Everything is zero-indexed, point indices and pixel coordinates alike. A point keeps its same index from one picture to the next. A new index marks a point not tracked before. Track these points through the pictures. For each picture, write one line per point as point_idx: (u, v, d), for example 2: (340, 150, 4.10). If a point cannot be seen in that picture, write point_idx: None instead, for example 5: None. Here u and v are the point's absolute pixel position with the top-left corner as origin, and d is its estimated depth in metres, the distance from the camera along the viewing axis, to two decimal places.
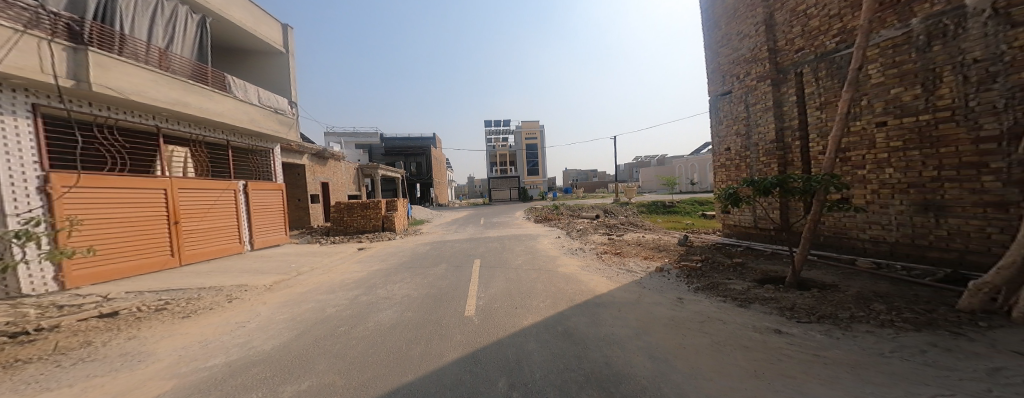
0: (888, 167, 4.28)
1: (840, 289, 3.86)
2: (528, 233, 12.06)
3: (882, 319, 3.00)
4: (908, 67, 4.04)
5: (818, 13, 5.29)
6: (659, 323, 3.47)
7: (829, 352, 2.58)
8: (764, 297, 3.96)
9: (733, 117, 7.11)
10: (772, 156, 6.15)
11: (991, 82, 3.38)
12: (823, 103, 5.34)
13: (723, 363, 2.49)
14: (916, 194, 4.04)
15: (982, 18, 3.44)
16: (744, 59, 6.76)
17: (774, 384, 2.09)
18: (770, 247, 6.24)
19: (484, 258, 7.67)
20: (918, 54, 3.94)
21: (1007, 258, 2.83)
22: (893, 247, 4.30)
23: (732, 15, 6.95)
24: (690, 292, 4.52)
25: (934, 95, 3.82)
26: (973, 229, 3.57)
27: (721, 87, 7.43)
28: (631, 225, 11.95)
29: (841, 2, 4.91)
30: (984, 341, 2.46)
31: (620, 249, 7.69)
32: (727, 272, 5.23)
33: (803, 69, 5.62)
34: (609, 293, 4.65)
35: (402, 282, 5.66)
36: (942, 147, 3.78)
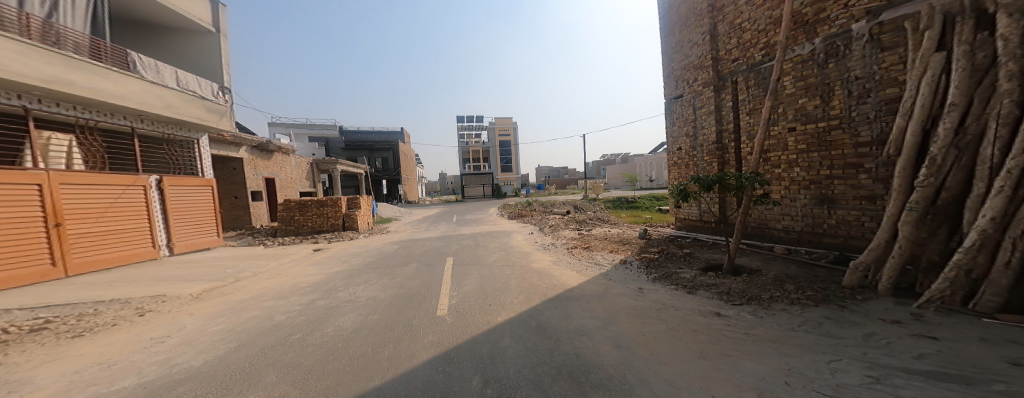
0: (794, 166, 4.98)
1: (763, 273, 4.40)
2: (500, 229, 11.99)
3: (791, 298, 3.47)
4: (812, 80, 4.68)
5: (750, 27, 5.92)
6: (616, 313, 3.67)
7: (756, 330, 2.92)
8: (705, 284, 4.36)
9: (684, 119, 7.68)
10: (713, 156, 6.79)
11: (867, 96, 4.04)
12: (750, 110, 6.03)
13: (674, 347, 2.71)
14: (815, 189, 4.72)
15: (862, 41, 4.09)
16: (693, 66, 7.32)
17: (716, 362, 2.33)
18: (714, 238, 6.90)
19: (456, 256, 7.47)
20: (819, 70, 4.59)
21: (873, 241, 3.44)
22: (800, 235, 4.99)
23: (684, 24, 7.46)
24: (649, 282, 4.86)
25: (829, 105, 4.47)
26: (853, 219, 4.27)
27: (674, 90, 7.98)
28: (598, 220, 12.43)
29: (768, 19, 5.56)
30: (858, 310, 2.97)
31: (588, 244, 7.98)
32: (679, 262, 5.71)
33: (737, 78, 6.27)
34: (578, 286, 4.84)
35: (364, 284, 5.31)
36: (833, 150, 4.46)
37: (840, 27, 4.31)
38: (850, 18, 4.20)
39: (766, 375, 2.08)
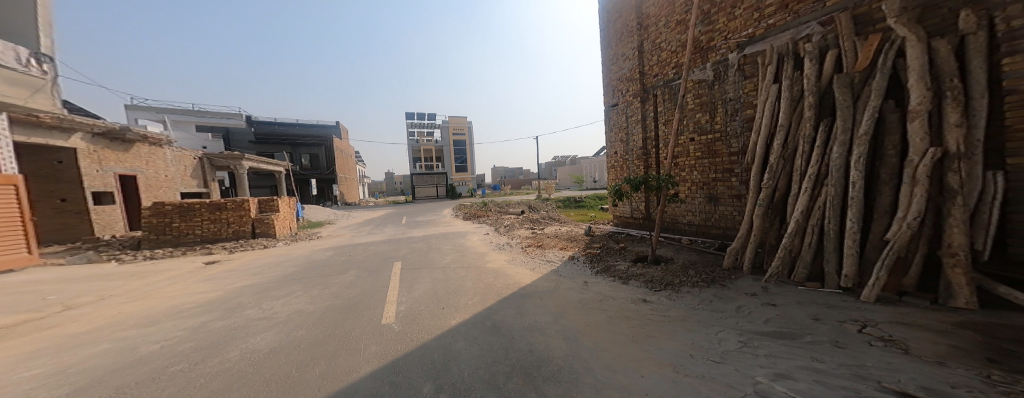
0: (691, 170, 5.96)
1: (672, 261, 5.15)
2: (451, 230, 11.45)
3: (691, 281, 4.09)
4: (705, 98, 5.66)
5: (665, 47, 6.75)
6: (559, 305, 3.90)
7: (670, 311, 3.41)
8: (633, 275, 4.86)
9: (618, 126, 8.35)
10: (641, 160, 7.56)
11: (735, 115, 5.15)
12: (665, 121, 6.94)
13: (612, 334, 3.09)
14: (705, 190, 5.71)
15: (733, 70, 5.15)
16: (625, 78, 7.92)
17: (644, 344, 2.86)
18: (643, 233, 7.65)
19: (406, 259, 6.89)
20: (710, 89, 5.56)
21: (743, 232, 4.29)
22: (694, 228, 6.02)
23: (618, 38, 8.00)
24: (593, 275, 5.20)
25: (713, 120, 5.53)
26: (728, 213, 5.36)
27: (612, 99, 8.54)
28: (548, 219, 12.77)
29: (678, 41, 6.46)
30: (737, 290, 3.65)
31: (541, 242, 8.15)
32: (616, 255, 6.25)
33: (657, 92, 7.08)
34: (531, 283, 4.89)
35: (284, 297, 4.54)
36: (715, 157, 5.52)
37: (724, 56, 5.33)
38: (727, 50, 5.26)
39: (679, 355, 2.67)
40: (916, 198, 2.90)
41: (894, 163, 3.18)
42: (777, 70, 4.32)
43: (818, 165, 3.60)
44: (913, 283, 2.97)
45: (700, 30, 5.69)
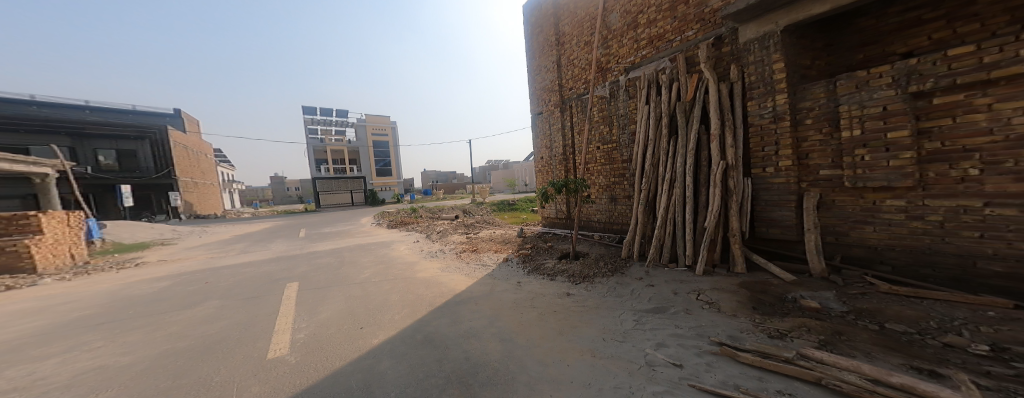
0: (598, 175, 6.93)
1: (586, 255, 6.02)
2: (375, 241, 10.33)
3: (603, 272, 5.05)
4: (606, 112, 6.58)
5: (577, 64, 7.48)
6: (486, 304, 4.10)
7: (588, 301, 4.18)
8: (554, 270, 5.46)
9: (542, 133, 8.84)
10: (563, 165, 8.18)
11: (624, 129, 6.20)
12: (578, 130, 7.66)
13: (542, 329, 3.36)
14: (607, 192, 6.77)
15: (622, 90, 6.22)
16: (547, 89, 8.47)
17: (569, 334, 3.26)
18: (570, 232, 8.06)
19: (316, 278, 5.96)
20: (609, 104, 6.52)
21: (634, 229, 5.47)
22: (599, 224, 7.08)
23: (539, 51, 8.52)
24: (526, 275, 5.45)
25: (610, 132, 6.55)
26: (621, 209, 6.50)
27: (537, 107, 8.90)
28: (481, 223, 12.60)
29: (583, 60, 7.29)
30: (631, 276, 4.74)
31: (476, 246, 8.02)
32: (546, 254, 6.57)
33: (573, 104, 7.73)
34: (467, 289, 4.79)
35: (98, 346, 3.33)
36: (612, 163, 6.60)
37: (617, 77, 6.35)
38: (618, 72, 6.30)
39: (596, 339, 3.17)
40: (715, 197, 4.28)
41: (706, 170, 4.49)
42: (648, 92, 5.46)
43: (674, 170, 4.88)
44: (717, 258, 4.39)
45: (600, 52, 6.61)
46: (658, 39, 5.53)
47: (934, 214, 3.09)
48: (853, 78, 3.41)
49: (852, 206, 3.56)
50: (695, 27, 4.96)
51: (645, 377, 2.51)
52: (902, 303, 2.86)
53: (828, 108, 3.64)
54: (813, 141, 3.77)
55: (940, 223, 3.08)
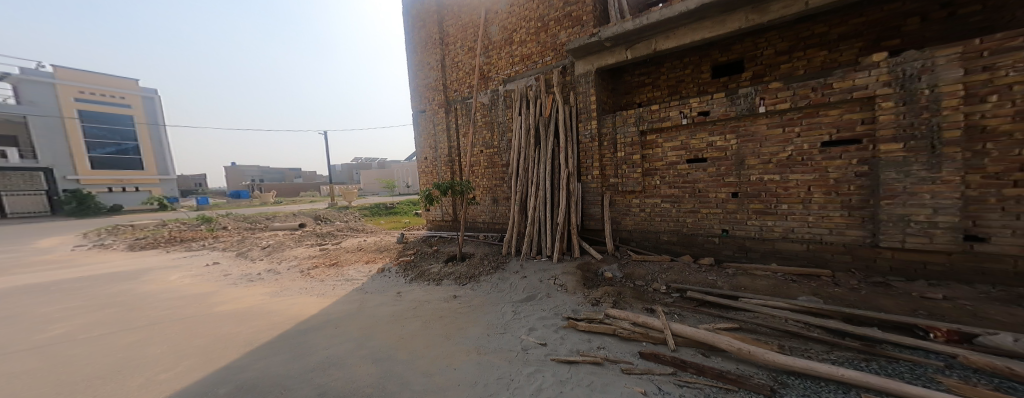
0: (482, 178, 7.25)
1: (472, 255, 6.25)
2: (92, 280, 6.40)
3: (486, 269, 5.38)
4: (488, 118, 6.98)
5: (461, 67, 7.60)
6: (359, 323, 3.68)
7: (469, 299, 4.40)
8: (435, 274, 5.43)
9: (426, 132, 8.49)
10: (448, 167, 8.12)
11: (504, 136, 6.73)
12: (462, 133, 7.80)
13: (427, 338, 3.26)
14: (490, 193, 7.17)
15: (503, 98, 6.69)
16: (430, 86, 8.21)
17: (454, 337, 3.27)
18: (457, 234, 8.02)
19: (36, 331, 3.80)
20: (490, 111, 6.91)
21: (513, 228, 6.03)
22: (481, 224, 7.44)
23: (422, 46, 8.15)
24: (406, 284, 5.18)
25: (492, 138, 6.96)
26: (501, 208, 7.02)
27: (419, 104, 8.53)
28: (343, 232, 10.79)
29: (468, 65, 7.48)
30: (505, 270, 5.32)
31: (328, 261, 6.94)
32: (430, 258, 6.39)
33: (457, 106, 7.82)
34: (320, 313, 4.09)
35: None
36: (494, 167, 7.03)
37: (496, 86, 6.81)
38: (497, 82, 6.77)
39: (485, 338, 3.27)
40: (563, 197, 5.46)
41: (558, 176, 5.64)
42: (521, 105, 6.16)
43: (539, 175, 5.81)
44: (565, 248, 5.51)
45: (483, 60, 6.94)
46: (526, 58, 6.28)
47: (648, 207, 5.13)
48: (617, 117, 5.19)
49: (622, 203, 5.36)
50: (550, 55, 5.92)
51: (521, 362, 2.82)
52: (638, 266, 4.77)
53: (612, 136, 5.28)
54: (607, 157, 5.36)
55: (648, 212, 5.15)
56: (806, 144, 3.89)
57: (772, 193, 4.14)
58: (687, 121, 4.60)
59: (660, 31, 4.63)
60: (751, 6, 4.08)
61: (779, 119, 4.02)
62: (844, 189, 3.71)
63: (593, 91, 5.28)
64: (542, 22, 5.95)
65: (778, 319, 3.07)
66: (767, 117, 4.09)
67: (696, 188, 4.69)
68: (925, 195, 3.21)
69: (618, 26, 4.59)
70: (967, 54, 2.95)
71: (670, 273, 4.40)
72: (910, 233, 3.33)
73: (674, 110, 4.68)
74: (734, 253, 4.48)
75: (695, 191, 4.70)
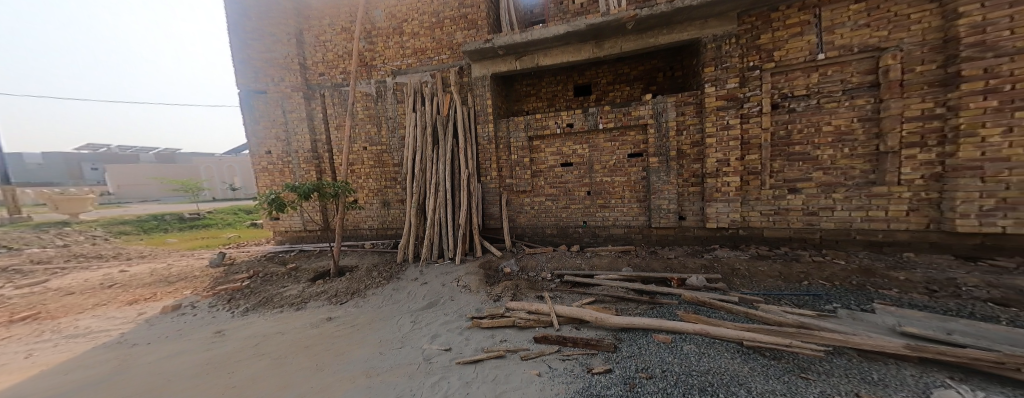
0: (367, 178, 6.43)
1: (357, 267, 5.49)
2: None
3: (376, 282, 4.82)
4: (372, 112, 6.26)
5: (332, 49, 6.54)
6: (140, 390, 2.60)
7: (343, 319, 3.85)
8: (294, 298, 4.49)
9: (271, 119, 6.82)
10: (310, 164, 6.79)
11: (395, 133, 6.19)
12: (336, 126, 6.71)
13: (286, 376, 2.68)
14: (381, 196, 6.44)
15: (392, 91, 6.12)
16: (277, 63, 6.63)
17: (323, 367, 2.80)
18: (318, 247, 6.82)
19: None
20: (376, 104, 6.23)
21: (409, 235, 5.59)
22: (370, 230, 6.61)
23: (263, 11, 6.48)
24: (238, 317, 4.06)
25: (381, 134, 6.27)
26: (397, 211, 6.41)
27: (257, 83, 6.75)
28: (72, 267, 6.68)
29: (344, 48, 6.47)
30: (397, 276, 5.00)
31: (71, 306, 4.54)
32: (281, 280, 5.20)
33: (325, 92, 6.68)
34: (60, 386, 2.70)
35: None
36: (385, 166, 6.34)
37: (384, 77, 6.17)
38: (385, 73, 6.14)
39: (365, 358, 2.93)
40: (462, 198, 5.49)
41: (456, 177, 5.64)
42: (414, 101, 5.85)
43: (437, 175, 5.64)
44: (467, 248, 5.55)
45: (363, 45, 6.14)
46: (421, 53, 5.94)
47: (535, 205, 5.70)
48: (510, 122, 5.56)
49: (519, 203, 5.77)
50: (447, 53, 5.81)
51: (424, 373, 2.68)
52: (530, 258, 5.25)
53: (505, 139, 5.63)
54: (503, 159, 5.68)
55: (540, 210, 5.70)
56: (620, 155, 5.22)
57: (607, 191, 5.33)
58: (564, 130, 5.34)
59: (542, 48, 5.23)
60: (594, 42, 5.12)
61: (608, 134, 5.23)
62: (637, 188, 5.21)
63: (490, 95, 5.52)
64: (436, 18, 5.75)
65: (616, 288, 4.17)
66: (604, 133, 5.24)
67: (565, 188, 5.52)
68: (664, 191, 5.01)
69: (508, 36, 4.90)
70: (678, 103, 4.85)
71: (552, 261, 5.05)
72: (660, 216, 5.09)
73: (545, 120, 5.38)
74: (590, 239, 5.53)
75: (566, 191, 5.53)
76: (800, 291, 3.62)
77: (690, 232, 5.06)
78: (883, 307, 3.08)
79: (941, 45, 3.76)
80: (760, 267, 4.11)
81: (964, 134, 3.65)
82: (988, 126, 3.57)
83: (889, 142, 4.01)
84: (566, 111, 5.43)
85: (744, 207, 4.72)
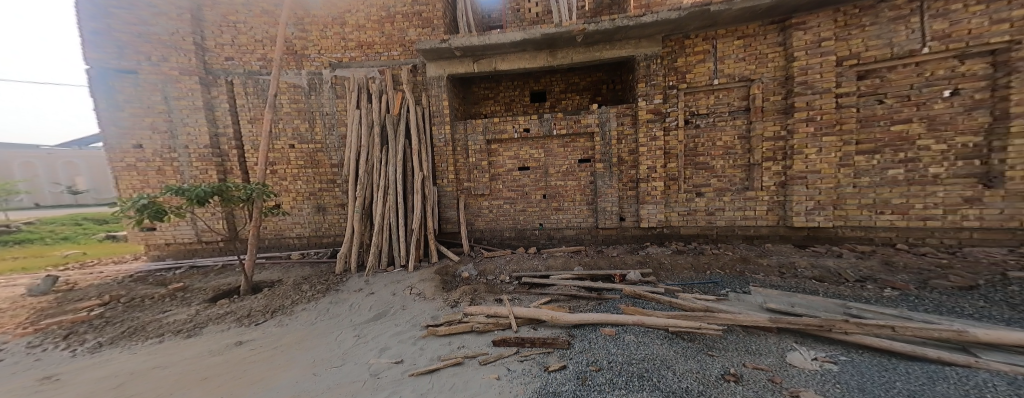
0: (296, 180, 5.74)
1: (282, 281, 4.90)
2: None
3: (308, 296, 4.40)
4: (302, 105, 5.63)
5: (245, 32, 5.74)
6: None
7: (256, 341, 3.41)
8: (180, 324, 3.79)
9: (145, 106, 5.63)
10: (209, 162, 5.80)
11: (332, 130, 5.69)
12: (254, 119, 5.89)
13: None
14: (314, 200, 5.82)
15: (327, 85, 5.59)
16: (159, 40, 5.54)
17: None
18: (220, 260, 5.93)
19: None
20: (306, 98, 5.60)
21: (354, 242, 5.20)
22: (303, 240, 5.93)
23: None
24: (93, 353, 3.29)
25: (314, 131, 5.69)
26: (338, 216, 5.84)
27: (124, 61, 5.51)
28: None
29: (264, 33, 5.73)
30: (334, 288, 4.68)
31: None
32: (163, 304, 4.35)
33: (233, 79, 5.80)
34: None
35: None
36: (320, 167, 5.76)
37: (318, 69, 5.58)
38: (320, 64, 5.56)
39: (290, 381, 2.66)
40: (417, 202, 5.26)
41: (410, 179, 5.37)
42: (359, 96, 5.42)
43: (387, 177, 5.30)
44: (422, 254, 5.38)
45: (292, 31, 5.49)
46: (366, 47, 5.53)
47: (495, 208, 5.70)
48: (468, 125, 5.50)
49: (479, 207, 5.73)
50: (398, 50, 5.52)
51: (372, 389, 2.54)
52: (489, 261, 5.21)
53: (465, 142, 5.56)
54: (460, 162, 5.60)
55: (497, 213, 5.72)
56: (572, 160, 5.51)
57: (564, 194, 5.57)
58: (522, 135, 5.44)
59: (499, 53, 5.27)
60: (548, 51, 5.32)
61: (564, 140, 5.48)
62: (586, 192, 5.54)
63: (446, 97, 5.39)
64: (386, 12, 5.43)
65: (569, 287, 4.38)
66: (559, 139, 5.49)
67: (524, 191, 5.63)
68: (608, 194, 5.43)
69: (466, 38, 4.82)
70: (619, 114, 5.32)
71: (513, 264, 5.06)
72: (606, 217, 5.48)
73: (506, 124, 5.43)
74: (547, 241, 5.72)
75: (525, 194, 5.64)
76: (704, 279, 4.29)
77: (628, 232, 5.54)
78: (757, 289, 3.83)
79: (782, 81, 4.85)
80: (678, 260, 4.71)
81: (796, 151, 4.76)
82: (809, 146, 4.71)
83: (756, 156, 4.98)
84: (522, 116, 5.56)
85: (667, 208, 5.35)
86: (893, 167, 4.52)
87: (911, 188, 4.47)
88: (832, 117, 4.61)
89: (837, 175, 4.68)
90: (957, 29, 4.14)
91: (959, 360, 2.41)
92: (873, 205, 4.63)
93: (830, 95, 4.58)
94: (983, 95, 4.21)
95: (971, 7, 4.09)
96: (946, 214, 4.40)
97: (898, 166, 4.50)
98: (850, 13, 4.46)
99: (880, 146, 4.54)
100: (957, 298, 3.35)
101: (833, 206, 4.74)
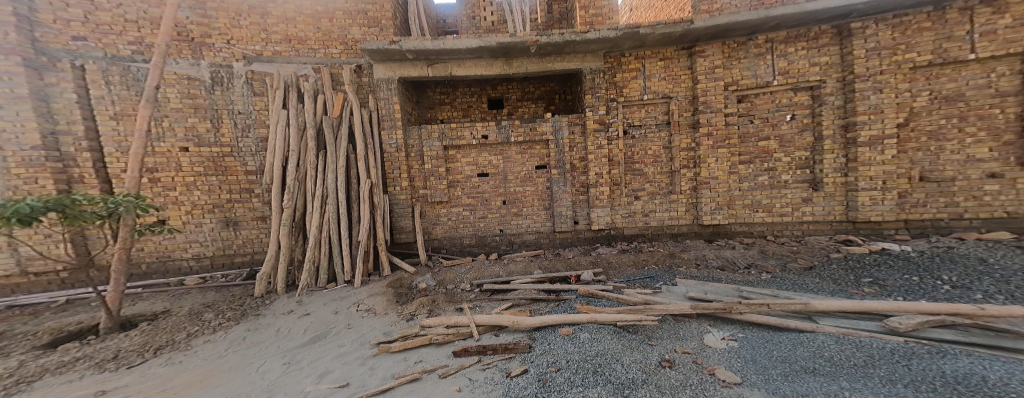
0: (196, 190, 5.11)
1: (171, 313, 4.20)
2: None
3: (212, 326, 3.86)
4: (199, 101, 5.06)
5: (112, 9, 4.70)
6: None
7: (128, 385, 2.84)
8: None
9: None
10: (42, 170, 4.46)
11: (247, 132, 5.24)
12: (130, 115, 4.85)
13: None
14: (218, 213, 5.23)
15: (239, 81, 5.16)
16: None
17: None
18: (61, 295, 4.66)
19: None
20: (206, 93, 5.07)
21: (281, 259, 4.64)
22: (212, 259, 5.29)
23: None
24: None
25: (219, 132, 5.16)
26: None
27: None
28: None
29: (139, 12, 4.80)
30: (255, 313, 4.17)
31: None
32: None
33: (84, 63, 4.64)
34: None
35: None
36: (230, 175, 5.23)
37: (227, 61, 5.12)
38: (230, 56, 5.11)
39: None
40: (365, 212, 4.91)
41: (356, 188, 5.01)
42: (284, 95, 5.02)
43: (327, 184, 4.85)
44: (371, 267, 5.04)
45: (186, 15, 4.91)
46: (297, 42, 5.24)
47: (455, 215, 5.59)
48: (422, 130, 5.35)
49: (436, 214, 5.56)
50: (338, 48, 5.31)
51: None
52: (450, 270, 5.03)
53: (420, 148, 5.38)
54: (415, 169, 5.39)
55: (457, 220, 5.60)
56: (529, 167, 5.67)
57: (522, 199, 5.70)
58: (480, 141, 5.44)
59: (455, 58, 5.16)
60: (504, 59, 5.36)
61: (522, 146, 5.60)
62: (544, 196, 5.75)
63: (397, 100, 5.18)
64: (324, 8, 5.24)
65: (530, 291, 4.47)
66: (517, 146, 5.60)
67: (482, 198, 5.62)
68: (563, 199, 5.71)
69: (418, 41, 4.61)
70: (572, 123, 5.64)
71: (473, 272, 4.96)
72: (561, 220, 5.75)
73: (466, 131, 5.38)
74: (507, 246, 5.76)
75: (484, 201, 5.63)
76: (642, 274, 4.79)
77: (581, 234, 5.90)
78: (681, 280, 4.41)
79: (691, 100, 5.70)
80: (622, 260, 5.16)
81: (702, 161, 5.66)
82: (707, 156, 5.65)
83: (676, 164, 5.75)
84: (480, 122, 5.55)
85: (613, 211, 5.84)
86: (762, 174, 5.64)
87: (790, 188, 5.60)
88: (724, 132, 5.59)
89: (729, 181, 5.68)
90: (794, 67, 5.39)
91: (815, 329, 3.14)
92: (750, 205, 5.70)
93: (721, 114, 5.56)
94: (808, 120, 5.53)
95: (799, 51, 5.37)
96: (795, 212, 5.61)
97: (764, 173, 5.64)
98: (731, 46, 5.50)
99: (763, 156, 5.62)
100: (806, 278, 4.35)
101: (728, 205, 5.73)
